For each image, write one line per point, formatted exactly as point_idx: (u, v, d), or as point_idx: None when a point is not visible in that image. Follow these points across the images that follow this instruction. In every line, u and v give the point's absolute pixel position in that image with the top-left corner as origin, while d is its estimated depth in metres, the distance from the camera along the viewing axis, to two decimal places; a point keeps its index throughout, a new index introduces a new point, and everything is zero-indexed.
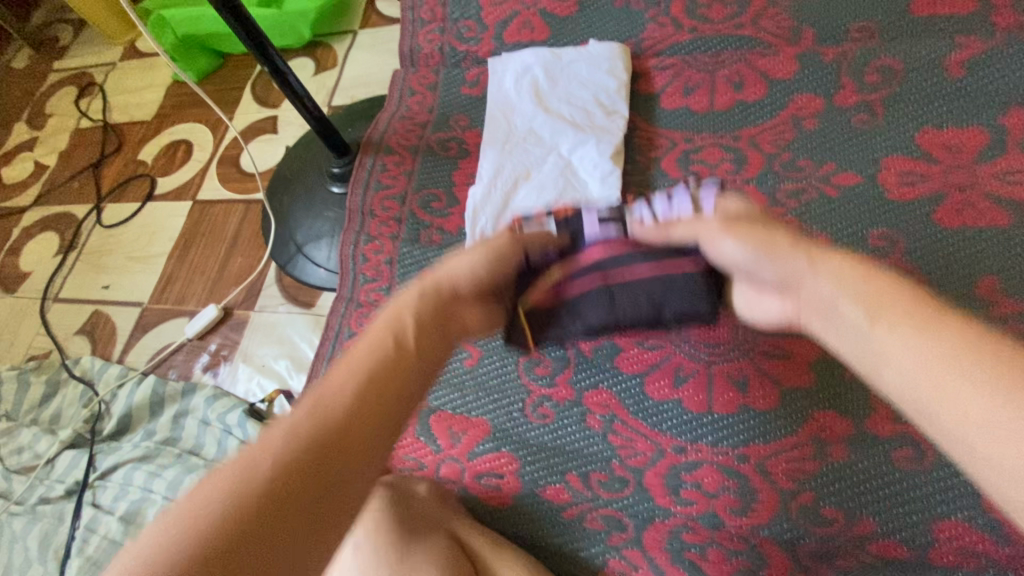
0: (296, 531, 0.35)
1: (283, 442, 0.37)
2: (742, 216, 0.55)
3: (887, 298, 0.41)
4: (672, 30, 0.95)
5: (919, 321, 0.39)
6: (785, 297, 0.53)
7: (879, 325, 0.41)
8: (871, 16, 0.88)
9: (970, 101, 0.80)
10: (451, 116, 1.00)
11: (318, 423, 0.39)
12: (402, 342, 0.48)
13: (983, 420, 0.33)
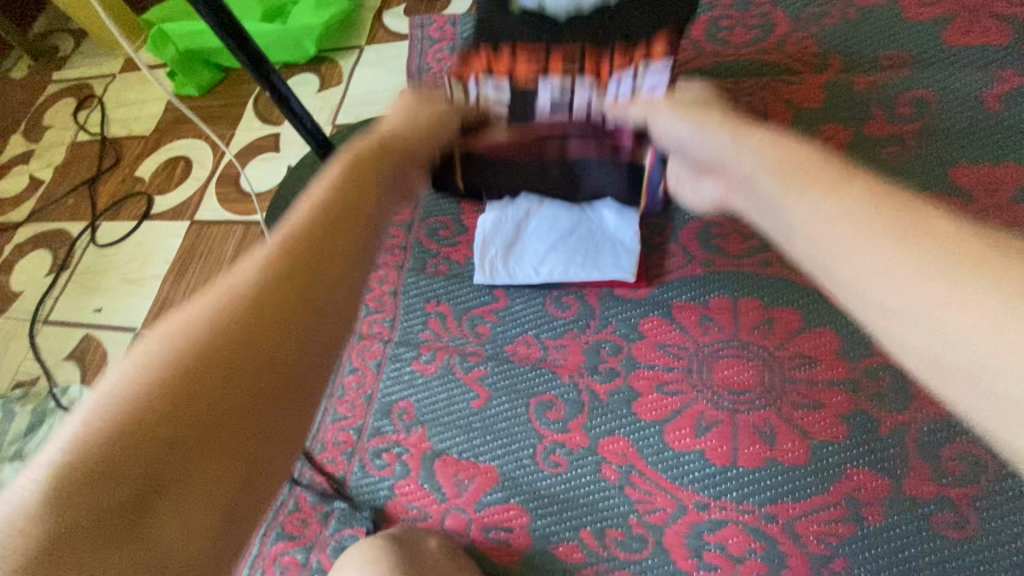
0: (256, 380, 0.33)
1: (244, 291, 0.35)
2: (691, 100, 0.58)
3: (831, 184, 0.37)
4: (692, 53, 0.90)
5: (877, 198, 0.35)
6: (717, 175, 0.52)
7: (822, 196, 0.37)
8: (901, 43, 0.84)
9: (1007, 136, 0.76)
10: None
11: (302, 255, 0.38)
12: (375, 186, 0.46)
13: (895, 274, 0.32)
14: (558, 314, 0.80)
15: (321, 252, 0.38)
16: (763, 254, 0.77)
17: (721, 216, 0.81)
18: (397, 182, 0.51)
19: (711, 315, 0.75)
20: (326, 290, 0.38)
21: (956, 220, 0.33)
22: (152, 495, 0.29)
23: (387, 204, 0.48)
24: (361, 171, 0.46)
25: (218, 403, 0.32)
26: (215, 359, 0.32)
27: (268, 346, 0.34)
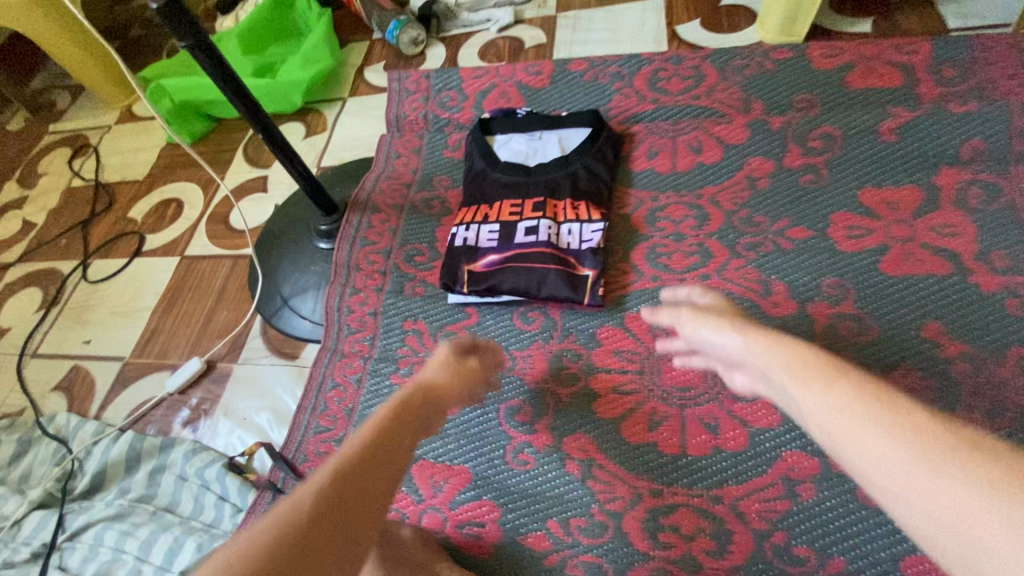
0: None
1: (301, 498, 0.43)
2: (714, 311, 0.67)
3: (832, 384, 0.47)
4: (636, 100, 1.04)
5: (873, 394, 0.44)
6: (754, 379, 0.59)
7: (827, 392, 0.46)
8: (811, 87, 0.97)
9: (905, 162, 0.88)
10: (434, 177, 1.07)
11: (347, 476, 0.46)
12: (402, 422, 0.56)
13: (927, 492, 0.37)
14: (524, 328, 0.88)
15: (366, 474, 0.48)
16: (702, 269, 0.88)
17: (666, 239, 0.92)
18: (429, 424, 0.62)
19: (659, 323, 0.84)
20: (360, 504, 0.45)
21: (943, 421, 0.40)
22: None
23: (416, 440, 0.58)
24: (406, 416, 0.57)
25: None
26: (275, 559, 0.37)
27: (309, 557, 0.39)
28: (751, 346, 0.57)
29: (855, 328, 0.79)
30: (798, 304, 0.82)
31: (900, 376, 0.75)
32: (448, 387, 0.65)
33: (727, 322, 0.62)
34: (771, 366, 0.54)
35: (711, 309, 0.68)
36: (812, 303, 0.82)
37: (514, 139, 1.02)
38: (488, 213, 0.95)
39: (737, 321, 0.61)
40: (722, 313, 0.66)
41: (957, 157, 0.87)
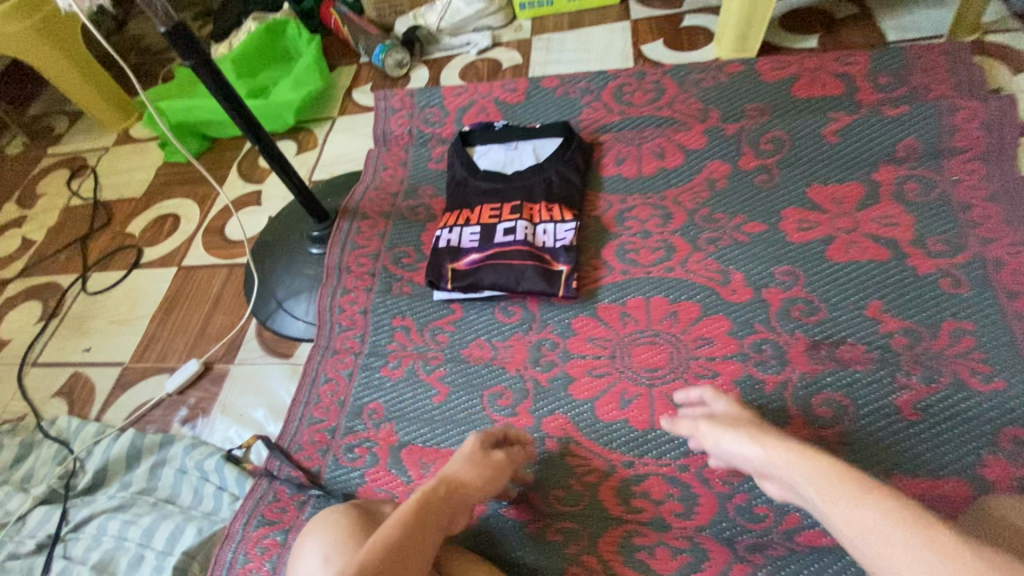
0: None
1: None
2: (737, 420, 0.70)
3: (860, 503, 0.52)
4: (604, 112, 1.13)
5: (898, 519, 0.49)
6: (780, 486, 0.63)
7: (855, 507, 0.52)
8: (761, 96, 1.05)
9: (848, 163, 0.95)
10: (419, 187, 1.15)
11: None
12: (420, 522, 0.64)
13: None
14: (505, 320, 0.95)
15: None
16: (667, 262, 0.95)
17: (634, 237, 1.00)
18: (456, 517, 0.69)
19: (628, 312, 0.91)
20: None
21: (968, 544, 0.46)
22: None
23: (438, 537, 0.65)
24: (424, 521, 0.64)
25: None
26: None
27: None
28: (774, 455, 0.62)
29: (806, 310, 0.85)
30: (754, 291, 0.88)
31: (848, 350, 0.80)
32: (473, 481, 0.71)
33: (750, 430, 0.67)
34: (796, 480, 0.59)
35: (732, 415, 0.71)
36: (766, 288, 0.88)
37: (492, 150, 1.11)
38: (470, 217, 1.03)
39: (760, 429, 0.66)
40: (744, 422, 0.69)
41: (894, 155, 0.94)
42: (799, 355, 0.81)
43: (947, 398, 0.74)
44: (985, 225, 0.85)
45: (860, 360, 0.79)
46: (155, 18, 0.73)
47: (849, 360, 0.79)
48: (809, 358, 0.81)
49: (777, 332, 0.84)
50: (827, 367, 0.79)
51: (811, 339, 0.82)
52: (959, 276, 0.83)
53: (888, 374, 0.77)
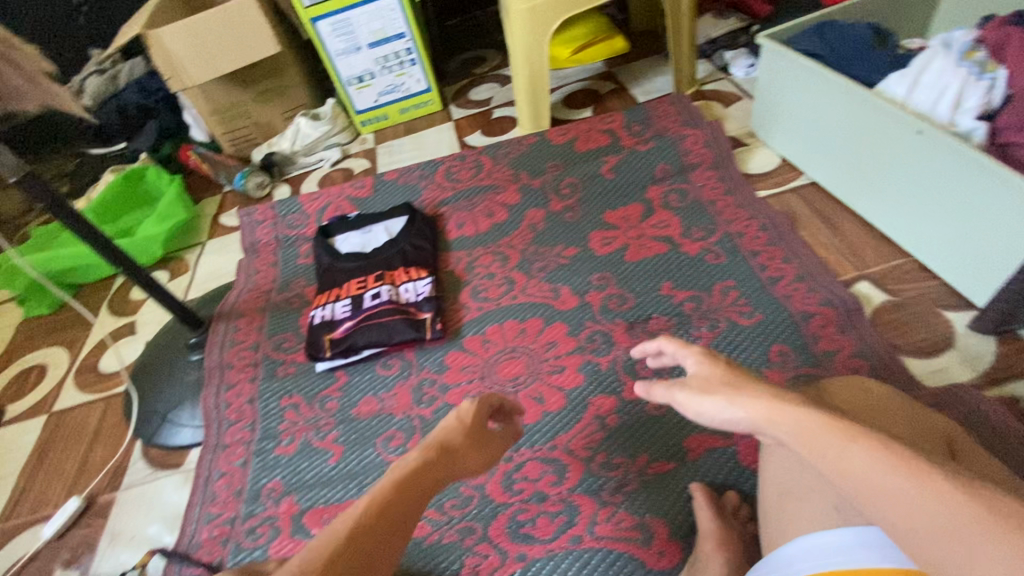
0: None
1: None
2: (717, 376, 0.57)
3: (845, 450, 0.44)
4: (439, 190, 1.36)
5: (899, 468, 0.41)
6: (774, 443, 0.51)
7: (849, 450, 0.44)
8: (555, 155, 1.34)
9: (624, 188, 1.23)
10: (292, 281, 1.26)
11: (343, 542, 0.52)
12: (407, 488, 0.61)
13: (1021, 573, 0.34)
14: (386, 373, 1.06)
15: (362, 545, 0.53)
16: (511, 292, 1.14)
17: (482, 280, 1.18)
18: (443, 484, 0.67)
19: (488, 338, 1.07)
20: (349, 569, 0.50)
21: (971, 490, 0.39)
22: None
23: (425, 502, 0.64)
24: (412, 485, 0.62)
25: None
26: None
27: None
28: (756, 413, 0.51)
29: (619, 301, 1.06)
30: (579, 297, 1.09)
31: (655, 322, 1.00)
32: (462, 446, 0.70)
33: (727, 394, 0.53)
34: (781, 439, 0.49)
35: (711, 376, 0.57)
36: (586, 293, 1.09)
37: (350, 236, 1.27)
38: (340, 292, 1.16)
39: (737, 386, 0.54)
40: (724, 381, 0.55)
41: (655, 177, 1.22)
42: (621, 335, 1.00)
43: (729, 336, 0.94)
44: (726, 211, 1.12)
45: (663, 326, 0.99)
46: (5, 170, 0.83)
47: (657, 329, 0.99)
48: (628, 335, 1.00)
49: (602, 323, 1.03)
50: (642, 339, 0.99)
51: (627, 321, 1.02)
52: (717, 249, 1.07)
53: (683, 330, 0.98)
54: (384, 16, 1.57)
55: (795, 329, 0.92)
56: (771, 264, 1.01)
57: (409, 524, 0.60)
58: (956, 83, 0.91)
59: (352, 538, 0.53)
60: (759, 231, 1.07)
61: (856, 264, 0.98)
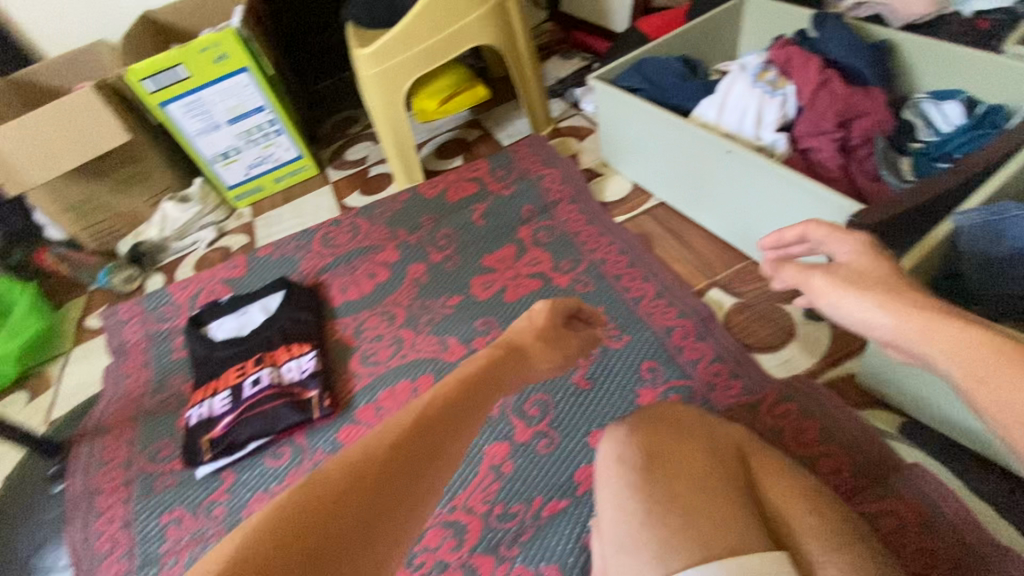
0: (357, 509, 0.46)
1: (355, 454, 0.50)
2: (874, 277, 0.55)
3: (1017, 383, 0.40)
4: (317, 258, 1.33)
5: None
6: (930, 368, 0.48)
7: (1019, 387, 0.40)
8: (429, 209, 1.36)
9: (497, 233, 1.28)
10: (167, 379, 1.18)
11: (409, 425, 0.54)
12: (475, 379, 0.61)
13: None
14: (276, 463, 1.00)
15: (432, 428, 0.54)
16: (400, 351, 1.12)
17: (371, 343, 1.16)
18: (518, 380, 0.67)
19: (381, 405, 1.04)
20: (417, 450, 0.52)
21: None
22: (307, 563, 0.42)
23: (506, 388, 0.65)
24: (485, 378, 0.62)
25: (307, 534, 0.43)
26: (331, 502, 0.46)
27: (360, 495, 0.47)
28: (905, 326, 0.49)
29: None
30: (465, 346, 1.10)
31: None
32: (541, 344, 0.70)
33: (879, 293, 0.52)
34: (930, 355, 0.47)
35: (861, 268, 0.56)
36: (473, 340, 1.10)
37: (225, 321, 1.21)
38: (220, 384, 1.10)
39: (892, 291, 0.51)
40: (877, 277, 0.54)
41: (523, 219, 1.29)
42: None
43: (601, 361, 0.97)
44: (590, 241, 1.20)
45: None
46: None
47: None
48: None
49: None
50: None
51: None
52: (585, 278, 1.14)
53: None
54: (239, 91, 1.55)
55: (660, 344, 0.97)
56: (634, 285, 1.08)
57: (473, 421, 0.59)
58: (753, 103, 1.00)
59: (403, 425, 0.54)
60: (620, 256, 1.14)
61: (706, 273, 1.06)
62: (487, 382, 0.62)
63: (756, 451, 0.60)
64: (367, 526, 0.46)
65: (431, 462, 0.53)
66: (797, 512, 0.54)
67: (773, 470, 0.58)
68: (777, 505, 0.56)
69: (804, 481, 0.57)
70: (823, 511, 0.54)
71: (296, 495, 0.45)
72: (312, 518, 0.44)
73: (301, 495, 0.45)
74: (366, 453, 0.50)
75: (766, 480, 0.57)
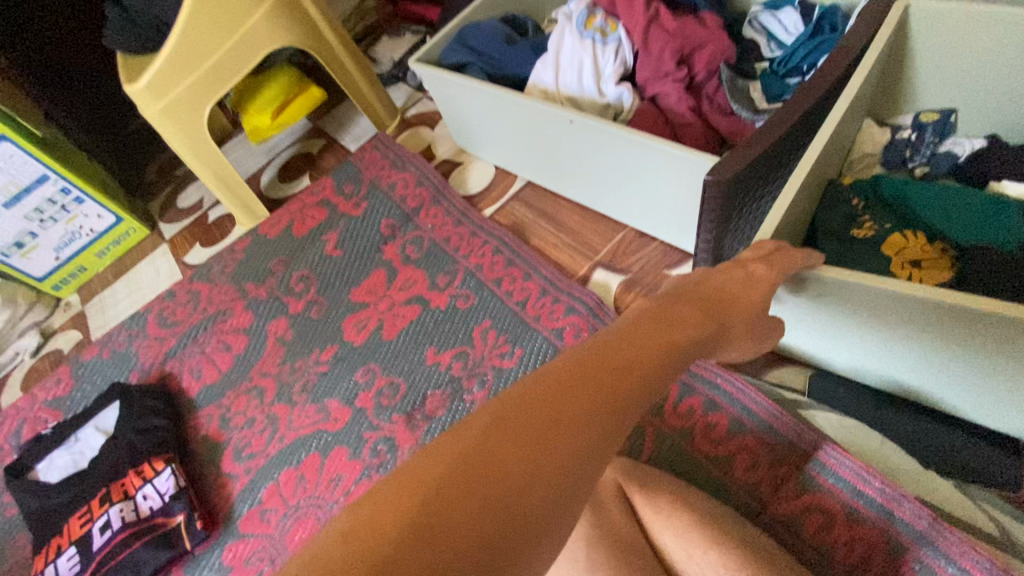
0: (585, 402, 0.39)
1: (581, 352, 0.43)
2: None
3: None
4: (158, 344, 1.12)
5: None
6: None
7: None
8: (277, 250, 1.17)
9: (359, 260, 1.11)
10: (5, 546, 0.96)
11: (634, 339, 0.45)
12: (700, 307, 0.51)
13: None
14: None
15: (656, 346, 0.45)
16: (278, 434, 0.96)
17: (243, 431, 0.99)
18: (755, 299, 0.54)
19: (266, 507, 0.90)
20: (638, 371, 0.42)
21: None
22: (531, 453, 0.36)
23: (735, 314, 0.53)
24: (710, 305, 0.52)
25: (519, 451, 0.36)
26: (559, 391, 0.39)
27: (590, 391, 0.40)
28: None
29: (390, 393, 0.94)
30: (350, 406, 0.95)
31: (431, 402, 0.91)
32: None
33: None
34: None
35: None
36: (356, 397, 0.96)
37: (55, 456, 0.98)
38: (60, 538, 0.88)
39: None
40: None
41: (384, 236, 1.12)
42: (402, 433, 0.90)
43: (498, 388, 0.89)
44: (462, 245, 1.06)
45: (438, 405, 0.90)
46: None
47: (434, 410, 0.90)
48: (409, 430, 0.90)
49: (382, 427, 0.91)
50: (422, 430, 0.89)
51: (405, 413, 0.91)
52: (464, 291, 1.00)
53: (456, 399, 0.90)
54: (4, 165, 1.17)
55: (553, 350, 0.89)
56: (515, 288, 0.97)
57: (693, 356, 0.48)
58: (587, 56, 0.89)
59: (621, 345, 0.44)
60: (495, 257, 1.02)
61: (585, 255, 0.97)
62: (712, 308, 0.51)
63: (644, 486, 0.56)
64: (583, 455, 0.38)
65: (662, 385, 0.44)
66: (692, 553, 0.51)
67: (665, 504, 0.54)
68: (680, 551, 0.52)
69: (705, 509, 0.53)
70: (723, 541, 0.50)
71: (503, 403, 0.39)
72: (526, 430, 0.37)
73: (514, 404, 0.38)
74: (583, 363, 0.41)
75: (658, 522, 0.54)
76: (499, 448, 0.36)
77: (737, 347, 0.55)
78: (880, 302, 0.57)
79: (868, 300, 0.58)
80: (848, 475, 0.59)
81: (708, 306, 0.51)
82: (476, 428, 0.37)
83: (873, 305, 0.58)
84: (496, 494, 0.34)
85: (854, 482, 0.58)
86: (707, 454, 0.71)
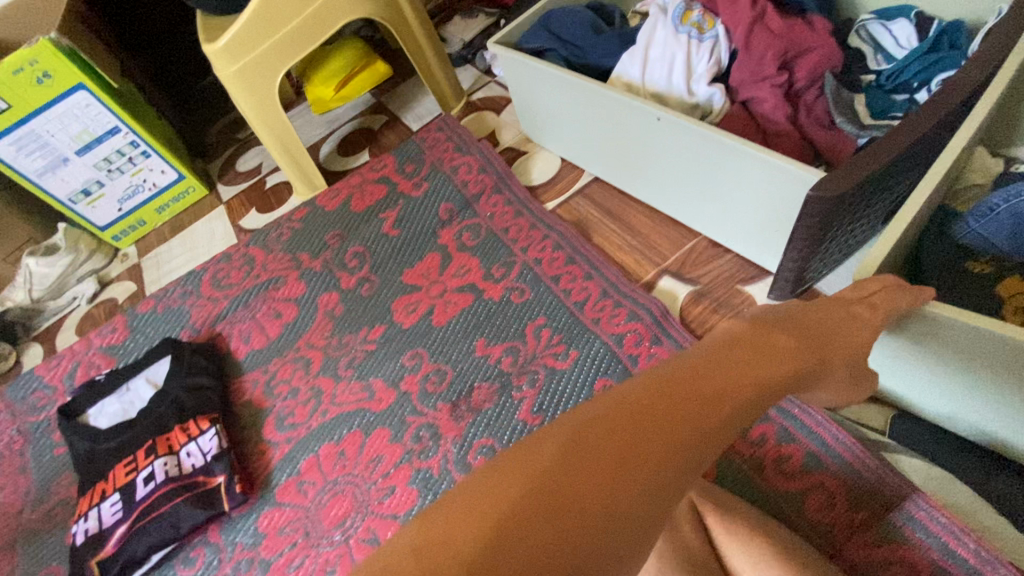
0: (670, 434, 0.35)
1: (666, 374, 0.39)
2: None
3: None
4: (211, 304, 1.13)
5: None
6: None
7: None
8: (332, 224, 1.16)
9: (414, 241, 1.10)
10: (52, 482, 0.99)
11: (723, 365, 0.41)
12: (796, 333, 0.46)
13: None
14: (188, 571, 0.88)
15: (747, 377, 0.40)
16: (321, 408, 0.96)
17: (287, 401, 0.99)
18: (856, 335, 0.49)
19: (304, 478, 0.90)
20: (726, 404, 0.38)
21: None
22: (610, 483, 0.33)
23: (831, 346, 0.48)
24: (807, 333, 0.47)
25: (597, 481, 0.32)
26: (644, 416, 0.36)
27: (675, 421, 0.36)
28: None
29: (437, 379, 0.93)
30: (395, 388, 0.94)
31: (478, 393, 0.89)
32: None
33: None
34: None
35: None
36: (402, 379, 0.95)
37: (105, 404, 1.00)
38: (105, 485, 0.90)
39: None
40: None
41: (442, 220, 1.10)
42: (446, 422, 0.88)
43: (549, 389, 0.86)
44: (521, 237, 1.03)
45: (485, 397, 0.89)
46: None
47: (481, 402, 0.88)
48: (454, 420, 0.88)
49: (426, 414, 0.90)
50: (467, 421, 0.87)
51: (450, 402, 0.90)
52: (520, 284, 0.98)
53: (504, 394, 0.88)
54: (79, 114, 1.20)
55: (611, 355, 0.85)
56: (574, 287, 0.94)
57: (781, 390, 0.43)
58: (680, 53, 0.85)
59: (713, 372, 0.40)
60: (555, 253, 0.98)
61: (651, 261, 0.94)
62: (807, 337, 0.46)
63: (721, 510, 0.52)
64: (662, 488, 0.35)
65: (746, 419, 0.40)
66: None
67: (742, 529, 0.51)
68: None
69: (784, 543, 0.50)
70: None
71: (582, 421, 0.35)
72: (607, 457, 0.33)
73: (597, 426, 0.35)
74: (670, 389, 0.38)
75: (731, 546, 0.51)
76: (578, 472, 0.32)
77: (830, 389, 0.51)
78: (991, 348, 0.52)
79: (969, 345, 0.53)
80: (940, 531, 0.58)
81: (804, 334, 0.47)
82: (555, 446, 0.33)
83: (977, 348, 0.53)
84: (573, 524, 0.31)
85: (946, 540, 0.57)
86: (778, 488, 0.68)
